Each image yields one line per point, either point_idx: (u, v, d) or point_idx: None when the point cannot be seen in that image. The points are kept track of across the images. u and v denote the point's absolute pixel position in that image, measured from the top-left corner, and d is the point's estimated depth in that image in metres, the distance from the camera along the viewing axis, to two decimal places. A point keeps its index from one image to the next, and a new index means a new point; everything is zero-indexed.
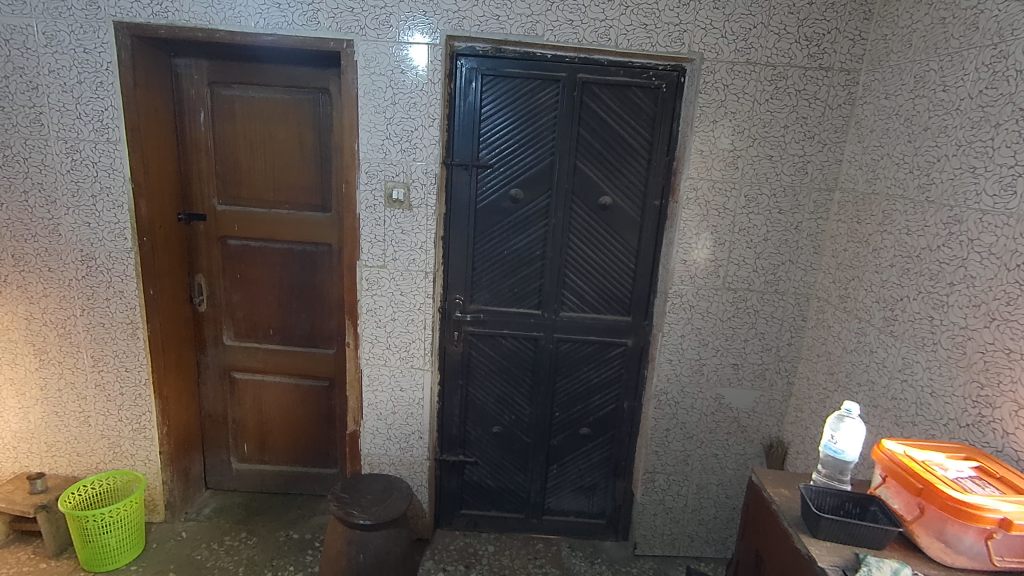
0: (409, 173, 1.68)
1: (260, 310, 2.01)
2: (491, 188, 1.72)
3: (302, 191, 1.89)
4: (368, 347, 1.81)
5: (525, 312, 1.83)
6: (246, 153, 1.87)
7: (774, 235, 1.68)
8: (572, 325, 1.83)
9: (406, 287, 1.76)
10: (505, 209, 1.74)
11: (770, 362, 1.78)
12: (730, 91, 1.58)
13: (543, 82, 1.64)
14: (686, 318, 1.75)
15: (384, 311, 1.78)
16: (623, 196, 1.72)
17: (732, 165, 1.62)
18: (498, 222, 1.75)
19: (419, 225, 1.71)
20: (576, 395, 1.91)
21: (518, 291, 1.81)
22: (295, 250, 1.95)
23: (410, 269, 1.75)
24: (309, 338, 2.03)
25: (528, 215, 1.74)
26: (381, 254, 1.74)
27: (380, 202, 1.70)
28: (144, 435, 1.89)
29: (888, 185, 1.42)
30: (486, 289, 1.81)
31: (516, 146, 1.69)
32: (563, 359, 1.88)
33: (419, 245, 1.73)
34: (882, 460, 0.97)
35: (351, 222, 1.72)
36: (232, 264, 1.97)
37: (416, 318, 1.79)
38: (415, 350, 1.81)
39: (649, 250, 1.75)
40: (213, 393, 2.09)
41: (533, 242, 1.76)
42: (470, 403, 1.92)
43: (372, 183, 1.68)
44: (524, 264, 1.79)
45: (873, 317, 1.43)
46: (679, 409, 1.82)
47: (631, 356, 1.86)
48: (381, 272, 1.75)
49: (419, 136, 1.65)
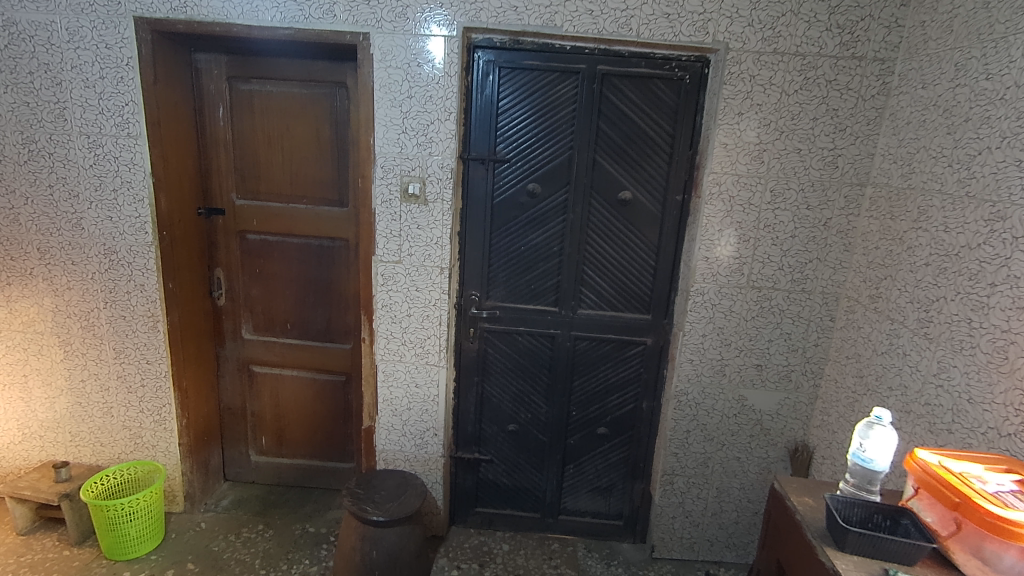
0: (425, 167, 1.65)
1: (277, 304, 2.02)
2: (508, 184, 1.69)
3: (320, 186, 1.89)
4: (384, 342, 1.80)
5: (542, 309, 1.80)
6: (265, 148, 1.87)
7: (801, 232, 1.61)
8: (589, 323, 1.80)
9: (422, 283, 1.74)
10: (522, 204, 1.71)
11: (796, 364, 1.71)
12: (757, 82, 1.52)
13: (561, 75, 1.60)
14: (708, 317, 1.69)
15: (400, 307, 1.77)
16: (643, 191, 1.67)
17: (757, 159, 1.57)
18: (515, 218, 1.72)
19: (435, 221, 1.69)
20: (593, 394, 1.88)
21: (535, 288, 1.78)
22: (313, 244, 1.95)
23: (426, 265, 1.73)
24: (325, 333, 2.03)
25: (545, 211, 1.71)
26: (396, 250, 1.72)
27: (396, 197, 1.68)
28: (164, 427, 1.91)
29: (924, 179, 1.35)
30: (502, 285, 1.78)
31: (534, 140, 1.65)
32: (580, 358, 1.84)
33: (435, 240, 1.71)
34: (915, 471, 0.92)
35: (367, 218, 1.71)
36: (251, 259, 1.98)
37: (431, 314, 1.76)
38: (430, 346, 1.79)
39: (670, 247, 1.71)
40: (232, 386, 2.11)
41: (550, 238, 1.73)
42: (485, 401, 1.90)
43: (388, 178, 1.67)
44: (541, 260, 1.75)
45: (906, 319, 1.36)
46: (700, 410, 1.77)
47: (650, 355, 1.82)
48: (396, 267, 1.73)
49: (435, 130, 1.62)
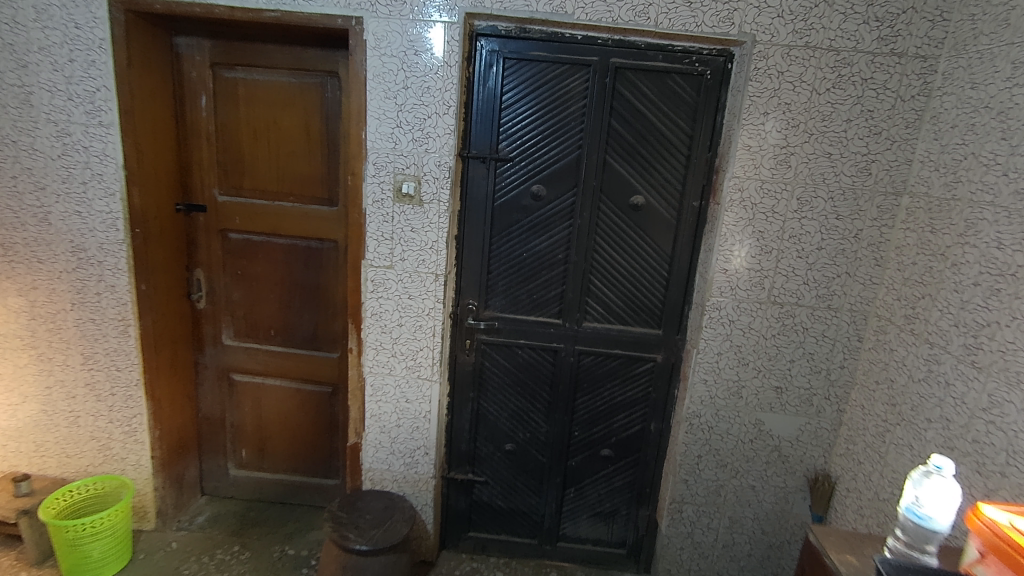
0: (421, 165, 1.52)
1: (261, 309, 1.89)
2: (510, 185, 1.57)
3: (308, 183, 1.76)
4: (373, 354, 1.66)
5: (544, 321, 1.67)
6: (250, 141, 1.74)
7: (829, 244, 1.48)
8: (595, 337, 1.67)
9: (414, 290, 1.61)
10: (526, 207, 1.58)
11: (819, 387, 1.57)
12: (785, 79, 1.39)
13: (572, 67, 1.48)
14: (725, 334, 1.55)
15: (390, 316, 1.63)
16: (657, 196, 1.55)
17: (784, 164, 1.43)
18: (518, 221, 1.59)
19: (430, 223, 1.56)
20: (598, 414, 1.74)
21: (537, 298, 1.65)
22: (300, 245, 1.81)
23: (419, 271, 1.59)
24: (312, 340, 1.90)
25: (550, 215, 1.58)
26: (388, 254, 1.59)
27: (389, 197, 1.55)
28: (136, 439, 1.78)
29: (972, 189, 1.21)
30: (502, 294, 1.66)
31: (540, 138, 1.53)
32: (584, 374, 1.71)
33: (430, 244, 1.57)
34: (981, 531, 0.79)
35: (357, 218, 1.57)
36: (233, 259, 1.85)
37: (425, 325, 1.63)
38: (422, 359, 1.65)
39: (684, 257, 1.58)
40: (212, 395, 1.97)
41: (555, 245, 1.60)
42: (481, 418, 1.77)
43: (380, 176, 1.53)
44: (545, 268, 1.63)
45: (949, 344, 1.23)
46: (713, 434, 1.63)
47: (661, 373, 1.68)
48: (387, 273, 1.60)
49: (432, 125, 1.49)
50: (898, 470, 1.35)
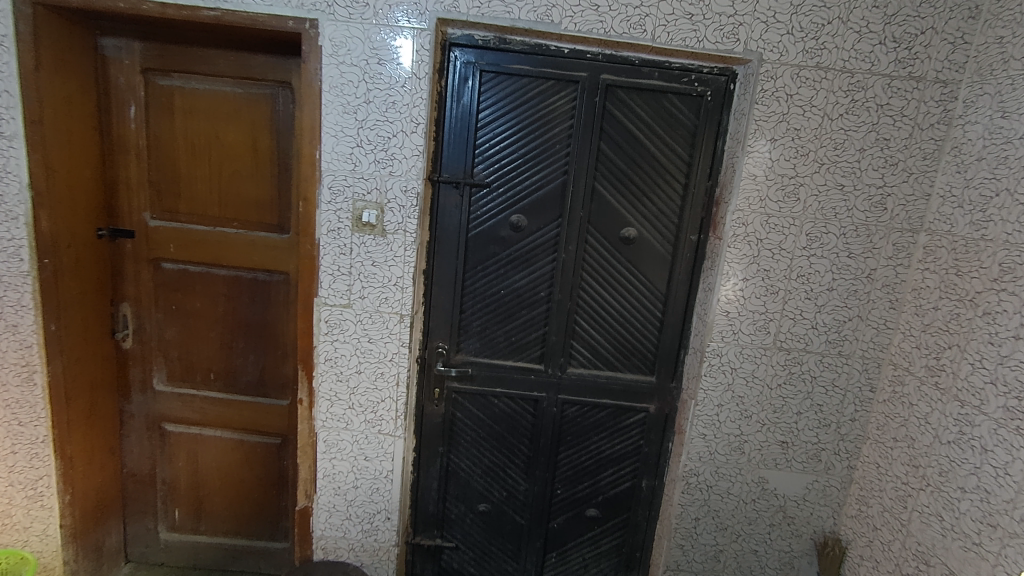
0: (384, 190, 1.32)
1: (198, 350, 1.65)
2: (487, 213, 1.40)
3: (256, 207, 1.54)
4: (326, 406, 1.44)
5: (524, 366, 1.48)
6: (188, 158, 1.52)
7: (840, 285, 1.33)
8: (581, 385, 1.48)
9: (375, 333, 1.39)
10: (504, 239, 1.41)
11: (828, 442, 1.42)
12: (795, 102, 1.25)
13: (557, 84, 1.33)
14: (727, 384, 1.38)
15: (347, 362, 1.41)
16: (651, 228, 1.40)
17: (792, 196, 1.29)
18: (495, 255, 1.42)
19: (394, 256, 1.36)
20: (583, 470, 1.55)
21: (515, 340, 1.47)
22: (245, 277, 1.59)
23: (381, 311, 1.38)
24: (258, 385, 1.66)
25: (532, 248, 1.41)
26: (345, 291, 1.37)
27: (346, 226, 1.34)
28: (41, 504, 1.51)
29: (1007, 231, 1.08)
30: (477, 336, 1.47)
31: (520, 163, 1.37)
32: (568, 426, 1.52)
33: (393, 280, 1.37)
34: None
35: (309, 250, 1.36)
36: (167, 293, 1.61)
37: (386, 373, 1.42)
38: (384, 412, 1.44)
39: (680, 296, 1.43)
40: (140, 448, 1.71)
41: (537, 281, 1.43)
42: (451, 475, 1.56)
43: (337, 203, 1.33)
44: (525, 307, 1.45)
45: (985, 404, 1.08)
46: (712, 494, 1.46)
47: (653, 425, 1.51)
48: (344, 313, 1.39)
49: (397, 145, 1.30)
50: (924, 543, 1.19)
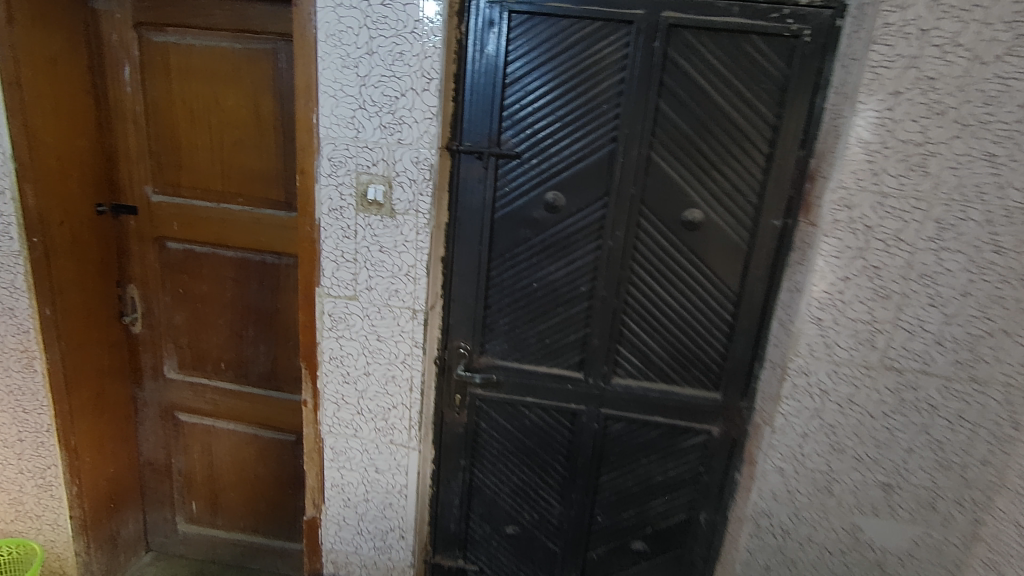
0: (392, 162, 1.10)
1: (208, 337, 1.51)
2: (516, 189, 1.16)
3: (262, 182, 1.37)
4: (332, 410, 1.26)
5: (559, 374, 1.24)
6: (189, 126, 1.37)
7: (980, 289, 0.99)
8: (627, 399, 1.23)
9: (384, 330, 1.19)
10: (537, 221, 1.17)
11: (948, 488, 1.10)
12: (931, 39, 0.90)
13: (605, 26, 1.06)
14: (814, 409, 1.09)
15: (353, 361, 1.22)
16: (721, 210, 1.11)
17: (919, 169, 0.95)
18: (525, 240, 1.18)
19: (404, 241, 1.14)
20: (628, 496, 1.31)
21: (550, 343, 1.23)
22: (253, 260, 1.43)
23: (390, 305, 1.18)
24: (270, 378, 1.52)
25: (570, 232, 1.16)
26: (350, 280, 1.18)
27: (349, 204, 1.14)
28: (50, 494, 1.43)
29: None
30: (504, 336, 1.24)
31: (557, 128, 1.12)
32: (612, 445, 1.28)
33: (404, 269, 1.15)
34: None
35: (308, 232, 1.16)
36: (174, 275, 1.48)
37: (397, 376, 1.22)
38: (395, 420, 1.25)
39: (756, 295, 1.14)
40: (154, 437, 1.62)
41: (576, 273, 1.18)
42: (475, 492, 1.36)
43: (338, 176, 1.12)
44: (561, 304, 1.20)
45: None
46: (789, 541, 1.18)
47: (716, 450, 1.24)
48: (349, 306, 1.19)
49: (406, 106, 1.07)
50: None
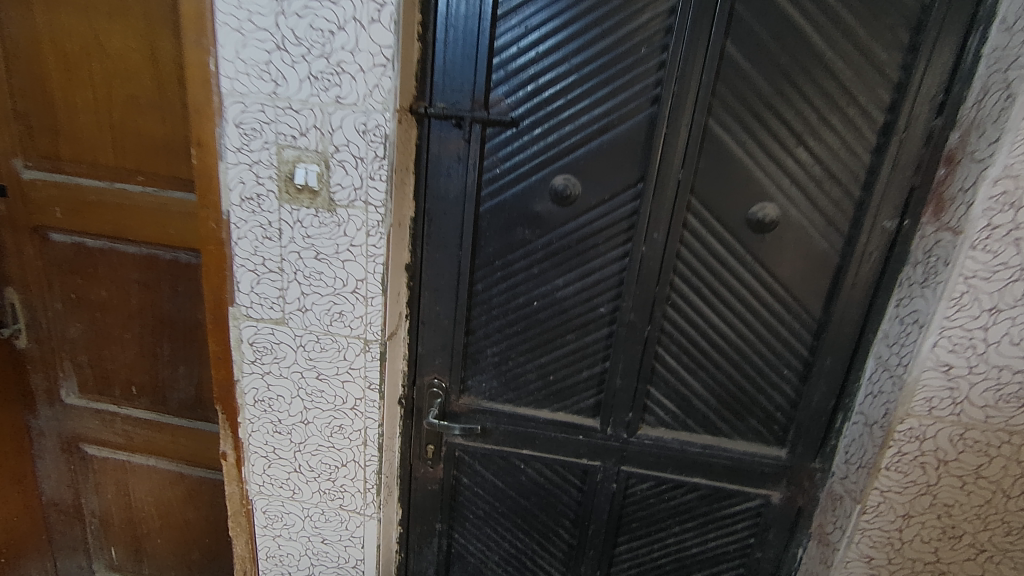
0: (328, 130, 0.75)
1: (113, 355, 1.17)
2: (511, 171, 0.81)
3: (166, 154, 1.01)
4: (261, 466, 0.94)
5: (567, 422, 0.92)
6: (62, 76, 0.99)
7: None
8: (657, 455, 0.92)
9: (326, 365, 0.86)
10: (540, 217, 0.83)
11: None
12: None
13: None
14: (924, 485, 0.78)
15: (287, 405, 0.90)
16: (805, 203, 0.78)
17: None
18: (524, 242, 0.84)
19: (349, 245, 0.79)
20: (653, 570, 1.01)
21: (555, 380, 0.91)
22: (161, 258, 1.08)
23: (333, 333, 0.84)
24: (195, 407, 1.19)
25: (588, 232, 0.82)
26: (276, 298, 0.84)
27: (269, 192, 0.79)
28: None
29: None
30: (494, 370, 0.92)
31: (572, 82, 0.77)
32: (635, 511, 0.97)
33: (350, 284, 0.81)
34: None
35: (214, 230, 0.82)
36: (63, 276, 1.13)
37: (346, 427, 0.89)
38: (345, 481, 0.93)
39: (847, 323, 0.81)
40: (56, 473, 1.30)
41: (595, 289, 0.85)
42: (455, 559, 1.06)
43: (251, 150, 0.77)
44: (573, 330, 0.87)
45: None
46: None
47: (774, 521, 0.93)
48: (277, 333, 0.86)
49: (346, 45, 0.71)
50: None
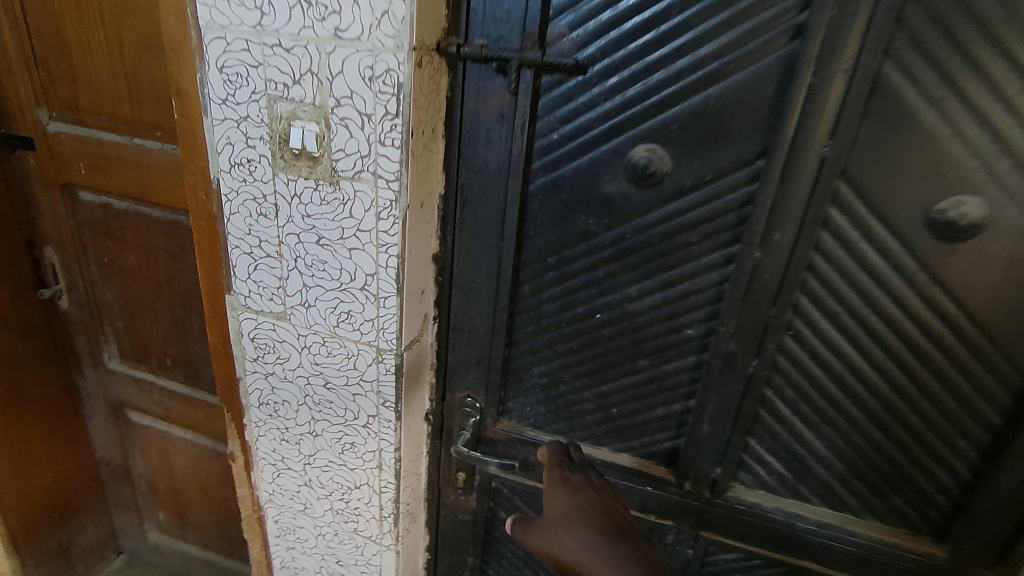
0: (327, 76, 0.56)
1: (147, 324, 1.10)
2: (574, 137, 0.59)
3: None
4: (270, 474, 0.82)
5: (632, 468, 0.71)
6: (76, 14, 0.88)
7: None
8: (751, 525, 0.70)
9: (334, 374, 0.70)
10: (610, 202, 0.60)
11: None
12: None
13: None
14: None
15: (293, 412, 0.75)
16: None
17: None
18: (587, 237, 0.62)
19: (356, 229, 0.61)
20: None
21: (619, 414, 0.70)
22: (184, 224, 0.96)
23: (340, 337, 0.68)
24: None
25: (676, 227, 0.59)
26: (276, 289, 0.68)
27: (262, 157, 0.62)
28: None
29: None
30: (541, 392, 0.72)
31: (669, 6, 0.52)
32: None
33: (358, 279, 0.64)
34: None
35: (204, 202, 0.67)
36: (96, 237, 1.06)
37: (358, 446, 0.74)
38: (359, 505, 0.78)
39: None
40: (106, 435, 1.28)
41: (681, 304, 0.62)
42: None
43: (239, 103, 0.60)
44: (646, 355, 0.65)
45: None
46: None
47: None
48: (278, 330, 0.71)
49: None
50: None
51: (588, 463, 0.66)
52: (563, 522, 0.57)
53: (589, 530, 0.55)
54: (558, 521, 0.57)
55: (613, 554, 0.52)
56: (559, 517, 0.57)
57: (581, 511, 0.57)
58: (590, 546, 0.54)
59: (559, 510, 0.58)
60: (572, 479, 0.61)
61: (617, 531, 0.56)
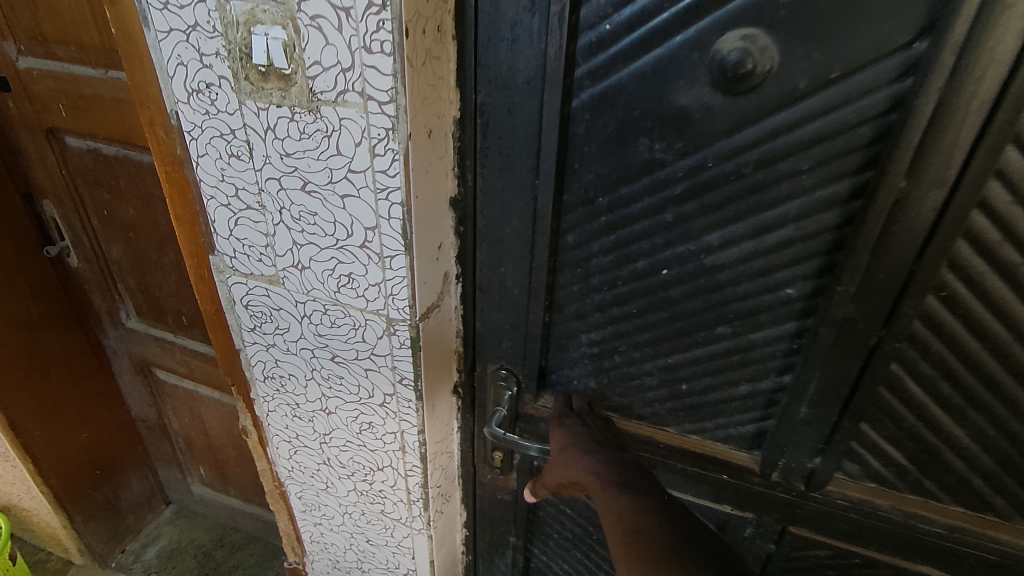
0: None
1: (158, 282, 1.02)
2: (634, 25, 0.42)
3: None
4: (286, 450, 0.73)
5: (704, 454, 0.58)
6: None
7: None
8: (855, 524, 0.56)
9: (341, 346, 0.59)
10: (685, 119, 0.44)
11: None
12: None
13: None
14: None
15: (301, 387, 0.65)
16: None
17: None
18: (650, 169, 0.46)
19: (347, 169, 0.47)
20: None
21: (690, 391, 0.56)
22: None
23: (343, 304, 0.55)
24: None
25: (780, 151, 0.42)
26: (264, 248, 0.56)
27: (223, 81, 0.47)
28: (12, 465, 1.13)
29: None
30: (591, 363, 0.59)
31: None
32: None
33: (356, 233, 0.50)
34: None
35: (167, 143, 0.54)
36: (90, 188, 0.95)
37: (376, 427, 0.63)
38: (384, 487, 0.69)
39: None
40: (137, 393, 1.24)
41: (781, 255, 0.46)
42: None
43: (183, 6, 0.45)
44: (730, 321, 0.50)
45: None
46: None
47: None
48: (273, 296, 0.59)
49: None
50: None
51: (590, 410, 0.59)
52: (563, 459, 0.53)
53: (595, 456, 0.51)
54: (560, 458, 0.53)
55: (617, 477, 0.48)
56: (561, 454, 0.53)
57: (581, 446, 0.53)
58: (594, 470, 0.49)
59: (560, 446, 0.54)
60: (571, 423, 0.57)
61: (622, 458, 0.51)
